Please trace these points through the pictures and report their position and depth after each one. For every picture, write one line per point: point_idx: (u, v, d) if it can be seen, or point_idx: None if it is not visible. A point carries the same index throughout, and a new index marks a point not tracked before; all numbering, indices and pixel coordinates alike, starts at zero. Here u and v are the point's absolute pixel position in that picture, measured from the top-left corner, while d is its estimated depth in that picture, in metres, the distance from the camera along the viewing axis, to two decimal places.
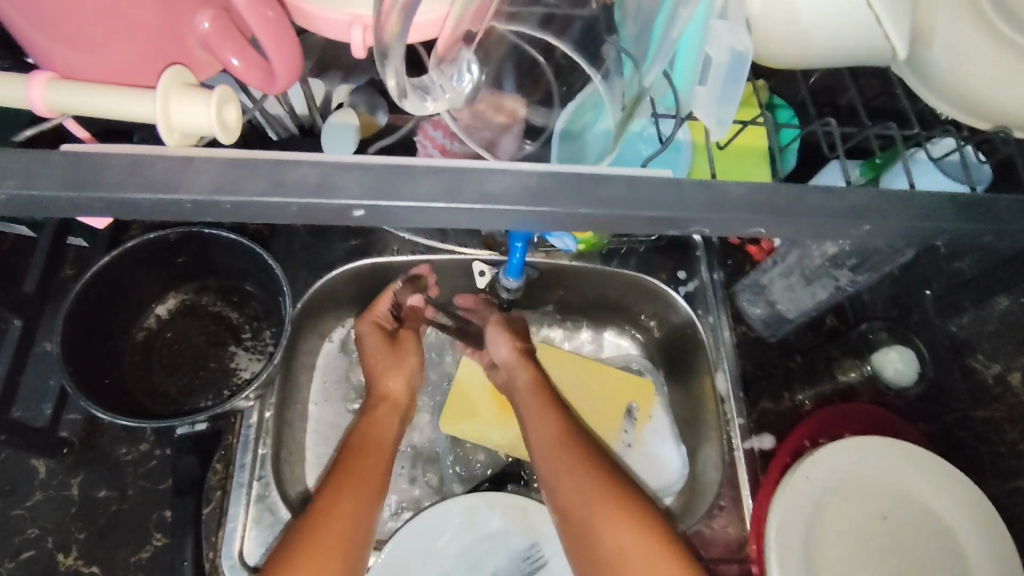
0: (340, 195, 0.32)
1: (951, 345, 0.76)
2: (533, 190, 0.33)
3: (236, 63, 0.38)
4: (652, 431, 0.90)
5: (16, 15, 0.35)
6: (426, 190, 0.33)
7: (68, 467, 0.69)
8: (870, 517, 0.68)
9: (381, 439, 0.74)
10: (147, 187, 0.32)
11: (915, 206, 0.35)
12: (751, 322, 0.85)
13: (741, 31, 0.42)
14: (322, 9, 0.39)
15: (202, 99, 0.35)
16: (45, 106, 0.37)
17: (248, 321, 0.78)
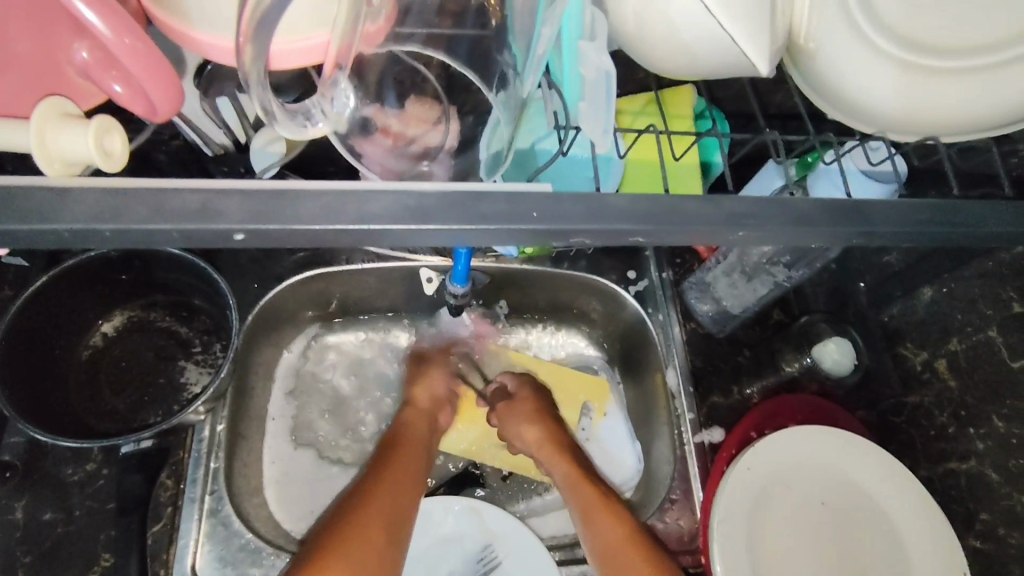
0: (218, 220, 0.33)
1: (884, 334, 0.81)
2: (412, 210, 0.34)
3: (118, 90, 0.37)
4: (607, 429, 0.91)
5: None
6: (309, 213, 0.33)
7: (11, 491, 0.68)
8: (811, 504, 0.70)
9: (416, 446, 0.74)
10: (23, 219, 0.32)
11: (806, 207, 0.37)
12: (699, 319, 0.87)
13: (604, 52, 0.48)
14: (214, 37, 0.39)
15: (80, 128, 0.35)
16: None
17: (199, 335, 0.78)
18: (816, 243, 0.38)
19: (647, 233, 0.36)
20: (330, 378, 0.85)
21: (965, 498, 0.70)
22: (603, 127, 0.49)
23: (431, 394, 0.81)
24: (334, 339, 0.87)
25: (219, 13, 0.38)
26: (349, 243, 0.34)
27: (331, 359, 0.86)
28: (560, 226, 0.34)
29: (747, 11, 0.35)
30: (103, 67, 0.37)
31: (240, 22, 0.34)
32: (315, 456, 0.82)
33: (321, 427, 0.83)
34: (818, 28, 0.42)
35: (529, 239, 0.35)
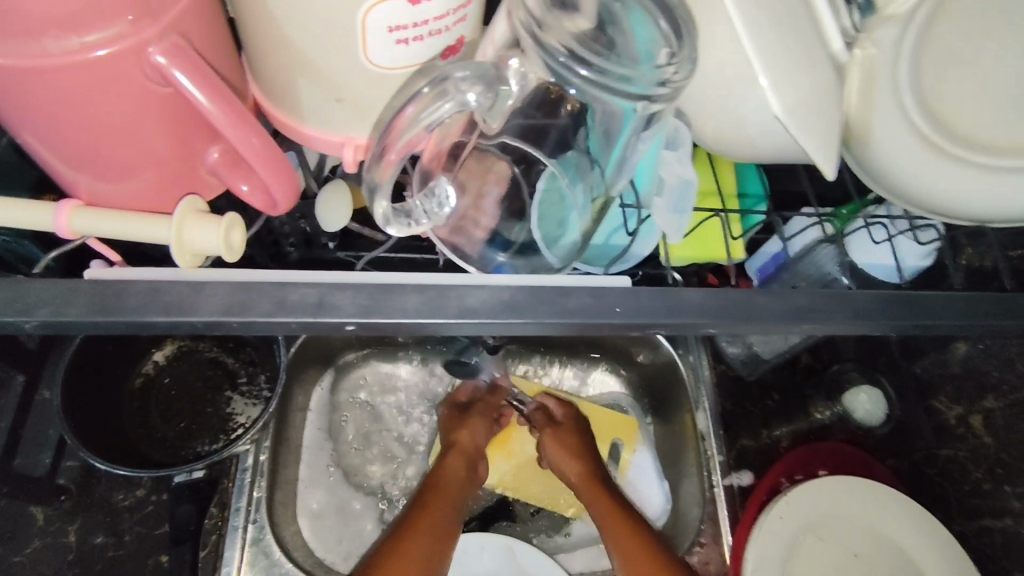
0: (337, 313, 0.35)
1: (917, 386, 0.81)
2: (508, 304, 0.36)
3: (244, 188, 0.42)
4: (637, 467, 0.92)
5: (49, 156, 0.40)
6: (414, 308, 0.36)
7: (66, 514, 0.71)
8: (844, 555, 0.71)
9: (456, 487, 0.75)
10: (163, 311, 0.35)
11: (870, 299, 0.39)
12: (730, 361, 0.88)
13: (687, 160, 0.50)
14: (321, 132, 0.43)
15: (210, 226, 0.40)
16: (70, 229, 0.42)
17: (244, 366, 0.80)
18: (876, 332, 0.40)
19: (717, 325, 0.38)
20: (364, 410, 0.87)
21: (998, 556, 0.72)
22: (677, 212, 0.51)
23: (470, 443, 0.80)
24: (369, 369, 0.89)
25: (323, 116, 0.42)
26: (442, 331, 0.36)
27: (363, 390, 0.88)
28: (638, 317, 0.36)
29: (818, 127, 0.37)
30: (233, 167, 0.42)
31: (387, 140, 0.37)
32: (352, 488, 0.83)
33: (355, 458, 0.85)
34: (874, 121, 0.47)
35: (607, 331, 0.37)
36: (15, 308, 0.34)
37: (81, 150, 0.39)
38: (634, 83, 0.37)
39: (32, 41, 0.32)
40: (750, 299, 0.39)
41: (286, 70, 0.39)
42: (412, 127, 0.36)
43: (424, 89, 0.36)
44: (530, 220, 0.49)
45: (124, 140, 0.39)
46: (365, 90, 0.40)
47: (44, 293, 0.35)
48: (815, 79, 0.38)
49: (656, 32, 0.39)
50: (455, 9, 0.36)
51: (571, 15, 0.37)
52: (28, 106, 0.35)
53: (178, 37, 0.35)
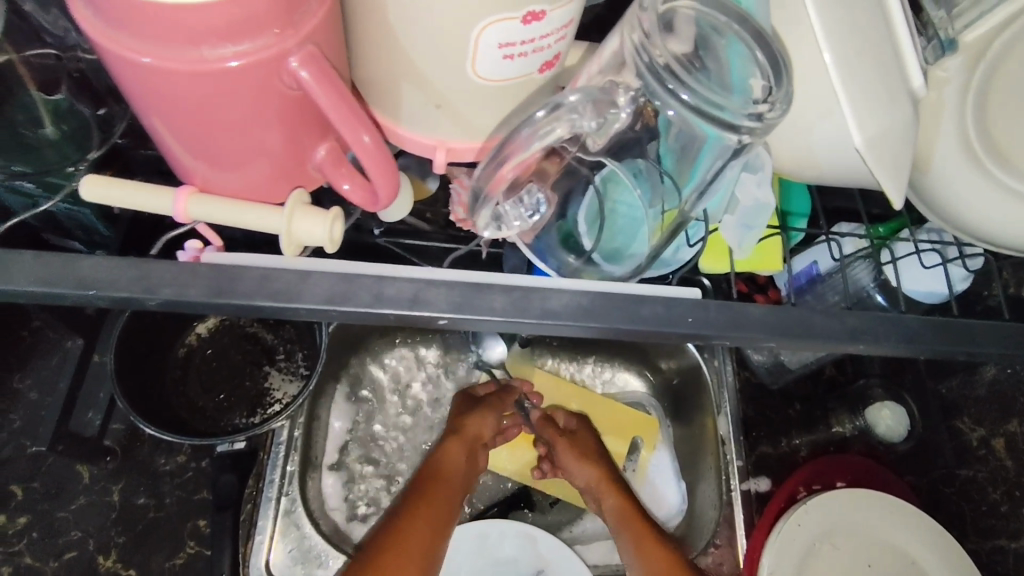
0: (427, 308, 0.36)
1: (941, 407, 0.83)
2: (586, 309, 0.37)
3: (346, 187, 0.42)
4: (655, 467, 0.94)
5: (173, 144, 0.41)
6: (498, 306, 0.37)
7: (110, 474, 0.74)
8: (858, 566, 0.72)
9: (452, 482, 0.73)
10: (273, 297, 0.36)
11: (924, 324, 0.40)
12: (754, 369, 0.89)
13: (767, 185, 0.50)
14: (414, 133, 0.45)
15: (317, 218, 0.41)
16: (186, 215, 0.43)
17: (283, 343, 0.83)
18: (928, 355, 0.41)
19: (778, 340, 0.39)
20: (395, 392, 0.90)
21: None
22: (744, 231, 0.52)
23: (480, 430, 0.80)
24: (399, 352, 0.91)
25: (421, 119, 0.44)
26: (519, 329, 0.38)
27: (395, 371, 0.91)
28: (702, 327, 0.38)
29: (894, 161, 0.38)
30: (338, 165, 0.43)
31: (501, 157, 0.40)
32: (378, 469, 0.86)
33: (383, 438, 0.88)
34: (937, 152, 0.50)
35: (672, 339, 0.38)
36: (143, 285, 0.36)
37: (206, 142, 0.40)
38: (724, 111, 0.38)
39: (188, 46, 0.33)
40: (814, 317, 0.39)
41: (392, 76, 0.41)
42: (524, 147, 0.39)
43: (538, 113, 0.39)
44: (585, 227, 0.51)
45: (246, 136, 0.39)
46: (466, 100, 0.41)
47: (163, 273, 0.36)
48: (894, 114, 0.38)
49: (751, 64, 0.40)
50: (559, 28, 0.37)
51: (669, 40, 0.39)
52: (169, 105, 0.37)
53: (315, 47, 0.36)
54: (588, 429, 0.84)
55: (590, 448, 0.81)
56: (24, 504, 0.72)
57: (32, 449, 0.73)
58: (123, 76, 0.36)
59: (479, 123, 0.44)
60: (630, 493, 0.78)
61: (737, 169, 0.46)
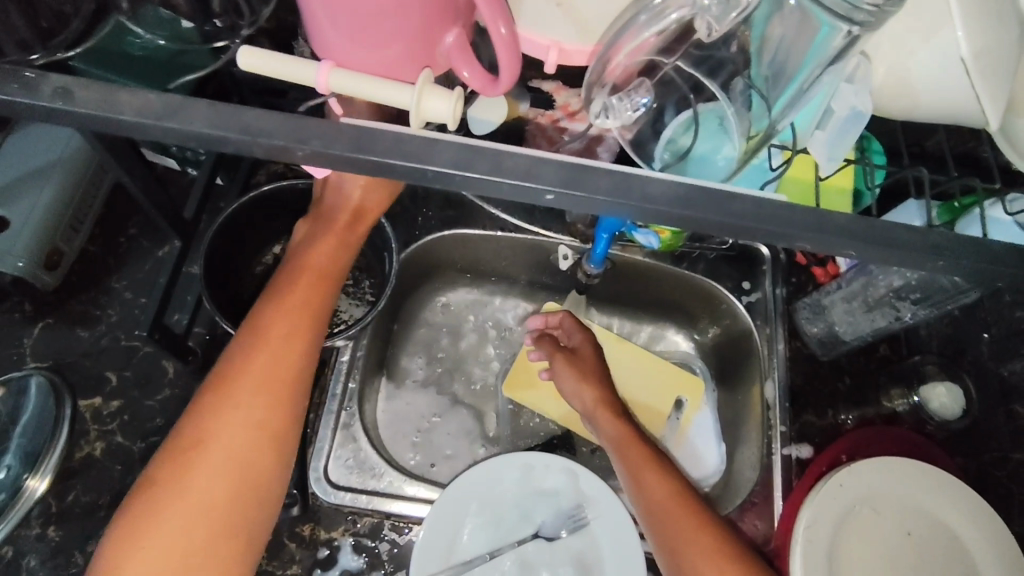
0: (539, 181, 0.38)
1: (1000, 389, 0.83)
2: (681, 198, 0.39)
3: (465, 74, 0.45)
4: (697, 425, 0.96)
5: (323, 18, 0.43)
6: (603, 187, 0.38)
7: (192, 371, 0.80)
8: (897, 532, 0.73)
9: (301, 299, 0.68)
10: (406, 158, 0.38)
11: (1003, 249, 0.41)
12: (807, 339, 0.90)
13: (864, 95, 0.52)
14: (530, 33, 0.52)
15: (446, 94, 0.42)
16: (326, 87, 0.44)
17: (352, 270, 0.88)
18: (1001, 284, 0.42)
19: (858, 249, 0.40)
20: (451, 329, 0.96)
21: None
22: (829, 155, 0.55)
23: (330, 253, 0.71)
24: (459, 293, 0.97)
25: (543, 19, 0.52)
26: (619, 214, 0.39)
27: (452, 310, 0.97)
28: (785, 228, 0.39)
29: None
30: (462, 52, 0.45)
31: (612, 52, 0.47)
32: (427, 401, 0.91)
33: (439, 372, 0.93)
34: None
35: (758, 238, 0.40)
36: (295, 136, 0.38)
37: (355, 18, 0.42)
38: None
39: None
40: (892, 232, 0.40)
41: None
42: (640, 31, 0.45)
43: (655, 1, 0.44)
44: (668, 136, 0.53)
45: (391, 12, 0.41)
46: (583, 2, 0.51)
47: (306, 130, 0.38)
48: (994, 35, 0.45)
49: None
50: None
51: None
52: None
53: None
54: (591, 351, 0.87)
55: (591, 372, 0.84)
56: (117, 390, 0.79)
57: (129, 341, 0.81)
58: None
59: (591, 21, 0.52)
60: (625, 419, 0.80)
61: (829, 74, 0.49)
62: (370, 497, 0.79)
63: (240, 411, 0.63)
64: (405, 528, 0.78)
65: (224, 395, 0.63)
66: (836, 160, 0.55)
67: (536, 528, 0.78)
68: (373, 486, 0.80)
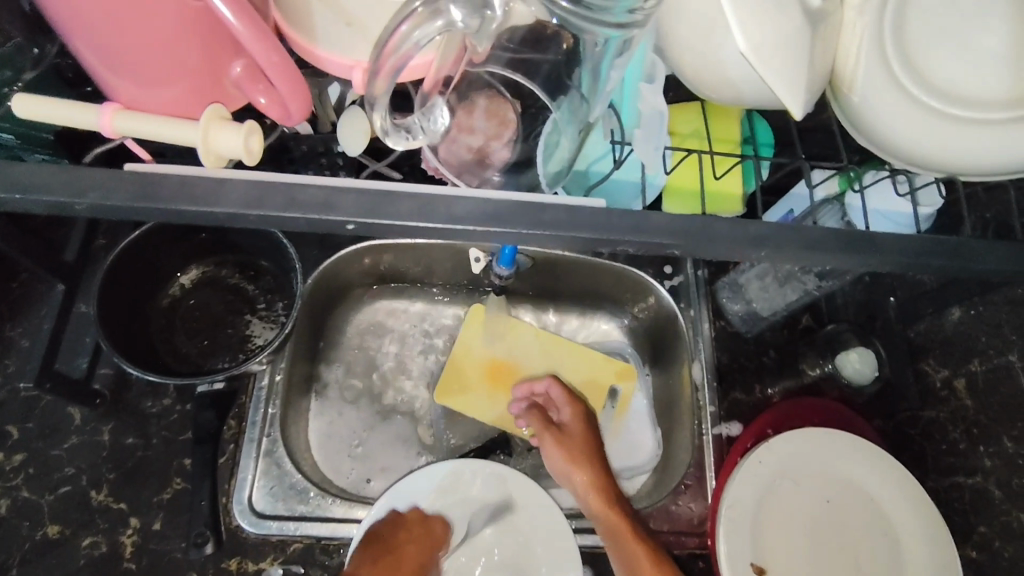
0: (334, 212, 0.40)
1: (909, 350, 0.85)
2: (490, 215, 0.40)
3: (264, 101, 0.45)
4: (632, 412, 0.96)
5: (96, 63, 0.45)
6: (405, 210, 0.40)
7: (101, 415, 0.78)
8: (816, 500, 0.74)
9: (422, 554, 0.74)
10: (197, 202, 0.39)
11: (827, 235, 0.43)
12: (729, 318, 0.91)
13: (660, 94, 0.60)
14: (331, 53, 0.48)
15: (233, 130, 0.43)
16: (113, 129, 0.47)
17: (263, 294, 0.85)
18: (842, 265, 0.44)
19: (679, 248, 0.42)
20: (376, 342, 0.94)
21: (967, 511, 0.75)
22: (655, 146, 0.61)
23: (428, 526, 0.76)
24: (382, 305, 0.96)
25: (335, 40, 0.47)
26: (428, 235, 0.41)
27: (377, 322, 0.95)
28: (604, 232, 0.41)
29: (781, 60, 0.39)
30: (252, 80, 0.46)
31: (381, 59, 0.42)
32: (356, 418, 0.90)
33: (367, 387, 0.91)
34: (860, 75, 0.47)
35: (576, 242, 0.41)
36: (72, 190, 0.39)
37: (127, 58, 0.43)
38: (614, 12, 0.42)
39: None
40: (704, 229, 0.42)
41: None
42: (403, 41, 0.40)
43: (418, 7, 0.40)
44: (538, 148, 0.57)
45: (156, 48, 0.43)
46: (366, 10, 0.44)
47: (90, 180, 0.39)
48: (784, 22, 0.39)
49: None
50: None
51: None
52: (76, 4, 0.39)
53: None
54: (581, 430, 0.84)
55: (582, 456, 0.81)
56: (20, 443, 0.76)
57: (27, 391, 0.77)
58: None
59: None
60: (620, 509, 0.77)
61: (623, 63, 0.52)
62: (297, 524, 0.77)
63: None
64: (336, 550, 0.76)
65: None
66: (664, 148, 0.61)
67: (466, 534, 0.78)
68: (301, 511, 0.78)
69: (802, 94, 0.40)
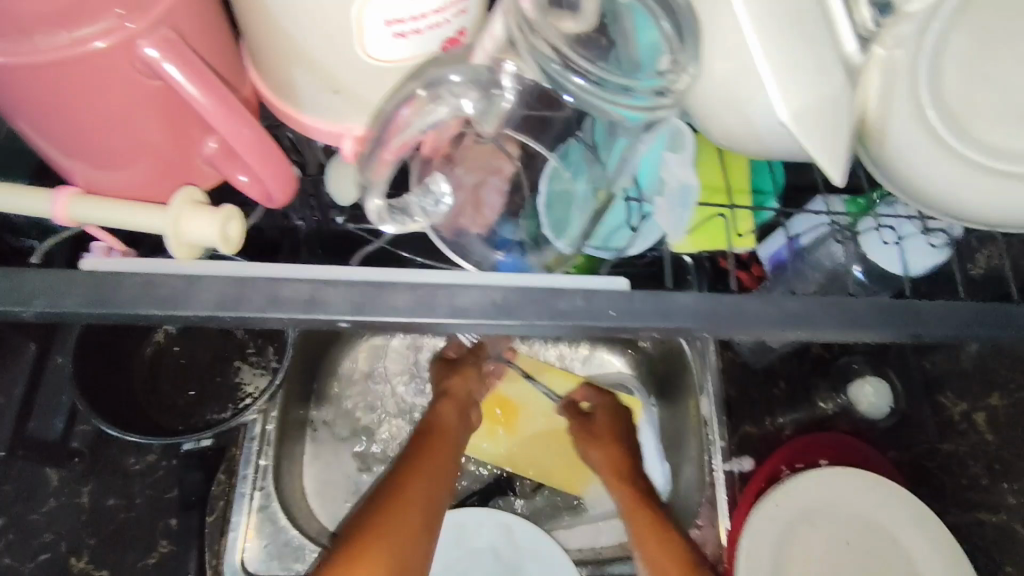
0: (326, 310, 0.39)
1: (925, 381, 0.82)
2: (501, 305, 0.40)
3: (242, 178, 0.43)
4: (638, 447, 0.93)
5: (57, 150, 0.42)
6: (404, 305, 0.40)
7: (79, 476, 0.73)
8: (835, 543, 0.71)
9: (452, 440, 0.68)
10: (161, 304, 0.39)
11: (833, 307, 0.43)
12: (737, 348, 0.87)
13: (688, 165, 0.55)
14: (318, 122, 0.45)
15: (208, 218, 0.41)
16: (67, 217, 0.44)
17: (253, 338, 0.81)
18: (861, 338, 0.44)
19: (711, 333, 0.42)
20: (371, 381, 0.88)
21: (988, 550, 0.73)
22: (677, 214, 0.54)
23: (469, 390, 0.77)
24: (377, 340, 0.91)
25: (325, 106, 0.44)
26: (433, 328, 0.41)
27: (373, 358, 0.89)
28: (610, 322, 0.40)
29: (822, 131, 0.39)
30: (226, 158, 0.43)
31: (384, 145, 0.40)
32: (352, 464, 0.85)
33: (364, 430, 0.87)
34: (893, 125, 0.44)
35: (598, 332, 0.41)
36: (17, 297, 0.39)
37: (90, 141, 0.41)
38: (631, 92, 0.40)
39: (21, 36, 0.34)
40: (726, 313, 0.42)
41: (284, 62, 0.41)
42: (406, 126, 0.39)
43: (420, 92, 0.39)
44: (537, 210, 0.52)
45: (120, 130, 0.40)
46: (357, 80, 0.41)
47: (47, 282, 0.39)
48: (827, 88, 0.38)
49: (659, 34, 0.41)
50: (451, 3, 0.37)
51: (562, 16, 0.40)
52: (22, 97, 0.37)
53: (169, 30, 0.37)
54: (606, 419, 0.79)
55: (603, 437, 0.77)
56: None
57: None
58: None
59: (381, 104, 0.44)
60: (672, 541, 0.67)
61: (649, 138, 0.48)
62: None
63: (413, 498, 0.58)
64: None
65: (400, 496, 0.58)
66: (687, 217, 0.54)
67: None
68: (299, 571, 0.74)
69: (839, 158, 0.39)
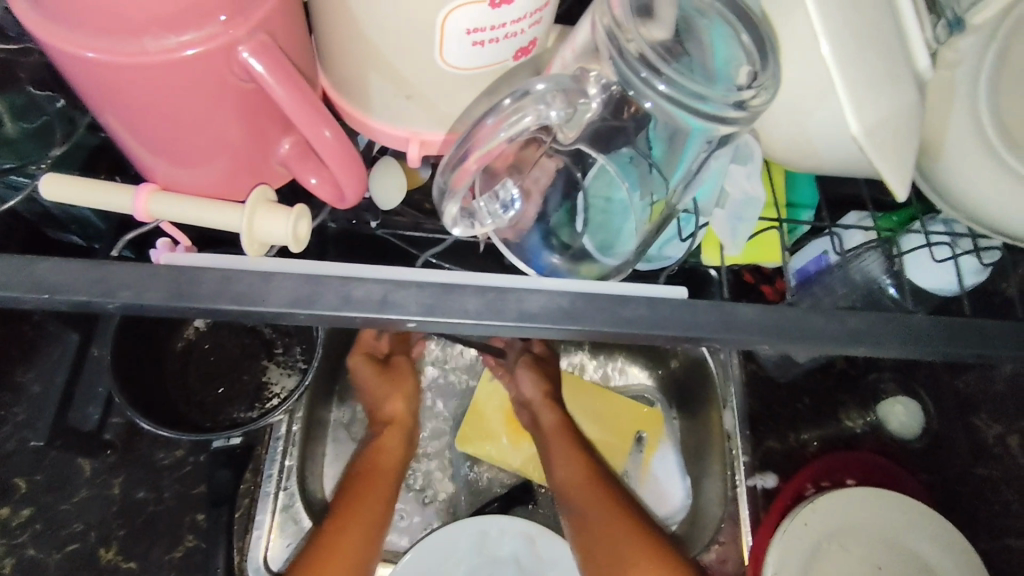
0: (391, 310, 0.40)
1: (957, 402, 0.80)
2: (563, 310, 0.41)
3: (314, 181, 0.45)
4: (659, 460, 0.92)
5: (135, 144, 0.43)
6: (471, 307, 0.40)
7: (111, 467, 0.74)
8: (868, 566, 0.70)
9: (387, 467, 0.76)
10: (238, 300, 0.40)
11: (884, 325, 0.43)
12: (761, 362, 0.86)
13: (754, 178, 0.53)
14: (386, 125, 0.47)
15: (281, 216, 0.43)
16: (146, 211, 0.45)
17: (280, 337, 0.82)
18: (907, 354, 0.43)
19: (769, 343, 0.42)
20: None
21: None
22: (733, 231, 0.54)
23: (405, 406, 0.81)
24: None
25: (394, 111, 0.45)
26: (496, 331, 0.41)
27: None
28: (659, 330, 0.41)
29: (894, 150, 0.40)
30: (303, 160, 0.45)
31: (463, 153, 0.41)
32: None
33: None
34: (947, 141, 0.47)
35: (661, 340, 0.42)
36: (98, 289, 0.39)
37: (172, 140, 0.42)
38: (706, 101, 0.39)
39: (130, 37, 0.34)
40: (780, 324, 0.42)
41: (360, 68, 0.43)
42: (489, 137, 0.40)
43: (504, 102, 0.39)
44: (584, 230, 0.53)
45: (205, 130, 0.41)
46: (431, 87, 0.43)
47: (125, 276, 0.40)
48: (899, 102, 0.40)
49: (738, 47, 0.42)
50: (530, 13, 0.38)
51: (646, 24, 0.40)
52: (115, 97, 0.38)
53: (266, 35, 0.37)
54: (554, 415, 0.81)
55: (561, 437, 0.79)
56: (27, 497, 0.72)
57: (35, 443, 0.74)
58: (84, 78, 0.37)
59: (449, 110, 0.45)
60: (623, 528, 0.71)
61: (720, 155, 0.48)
62: None
63: (357, 523, 0.70)
64: None
65: (344, 522, 0.70)
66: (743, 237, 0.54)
67: None
68: None
69: (905, 174, 0.40)
